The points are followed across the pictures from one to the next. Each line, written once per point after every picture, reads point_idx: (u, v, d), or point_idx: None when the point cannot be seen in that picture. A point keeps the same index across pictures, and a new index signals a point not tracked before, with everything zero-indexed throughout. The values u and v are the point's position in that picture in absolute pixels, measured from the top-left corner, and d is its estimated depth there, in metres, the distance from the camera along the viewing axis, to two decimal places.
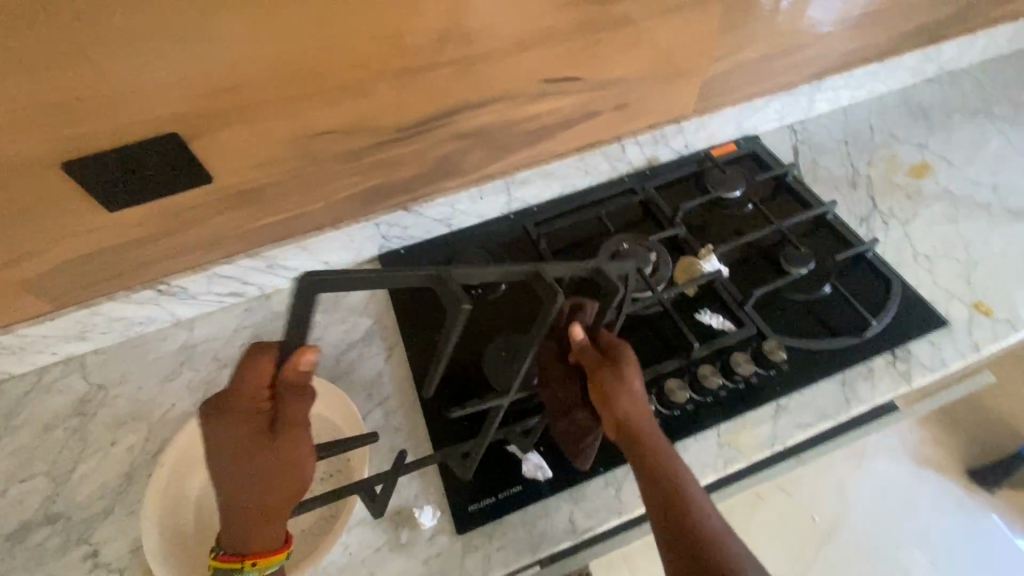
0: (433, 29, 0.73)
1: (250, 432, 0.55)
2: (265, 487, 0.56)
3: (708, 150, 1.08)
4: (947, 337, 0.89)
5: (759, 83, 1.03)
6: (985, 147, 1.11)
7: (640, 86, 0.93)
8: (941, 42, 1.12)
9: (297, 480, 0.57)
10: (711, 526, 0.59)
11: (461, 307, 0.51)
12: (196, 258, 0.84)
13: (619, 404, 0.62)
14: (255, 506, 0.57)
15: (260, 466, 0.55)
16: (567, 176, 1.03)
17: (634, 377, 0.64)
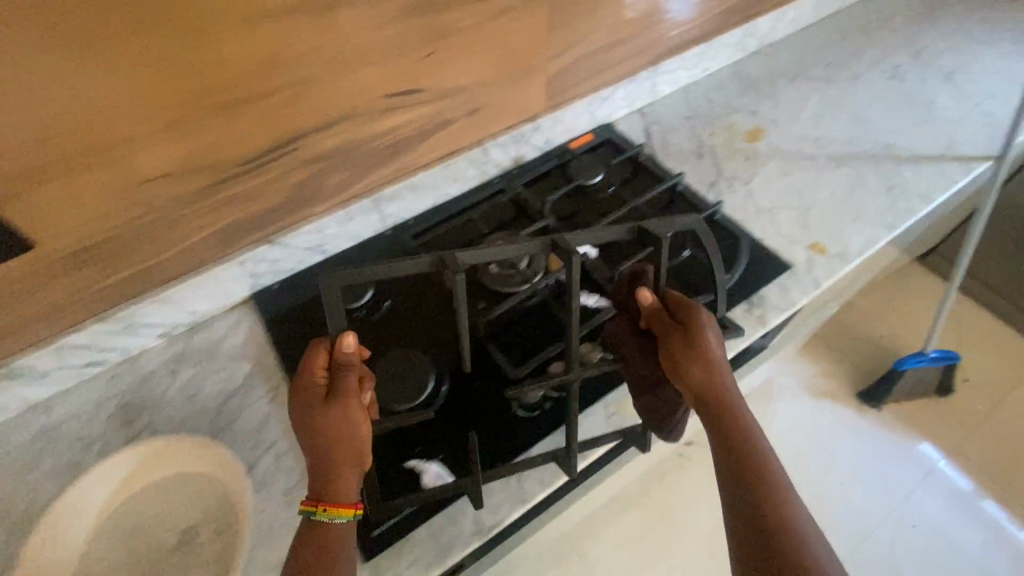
0: (248, 57, 0.70)
1: (316, 397, 0.68)
2: (333, 439, 0.66)
3: (568, 143, 1.15)
4: (789, 279, 0.94)
5: (600, 75, 1.11)
6: (805, 107, 1.22)
7: (485, 89, 0.96)
8: (753, 19, 1.28)
9: (351, 434, 0.66)
10: (779, 494, 0.67)
11: (456, 273, 0.66)
12: (34, 334, 0.78)
13: (696, 369, 0.73)
14: (324, 459, 0.66)
15: (326, 422, 0.66)
16: (437, 186, 1.03)
17: (714, 345, 0.75)
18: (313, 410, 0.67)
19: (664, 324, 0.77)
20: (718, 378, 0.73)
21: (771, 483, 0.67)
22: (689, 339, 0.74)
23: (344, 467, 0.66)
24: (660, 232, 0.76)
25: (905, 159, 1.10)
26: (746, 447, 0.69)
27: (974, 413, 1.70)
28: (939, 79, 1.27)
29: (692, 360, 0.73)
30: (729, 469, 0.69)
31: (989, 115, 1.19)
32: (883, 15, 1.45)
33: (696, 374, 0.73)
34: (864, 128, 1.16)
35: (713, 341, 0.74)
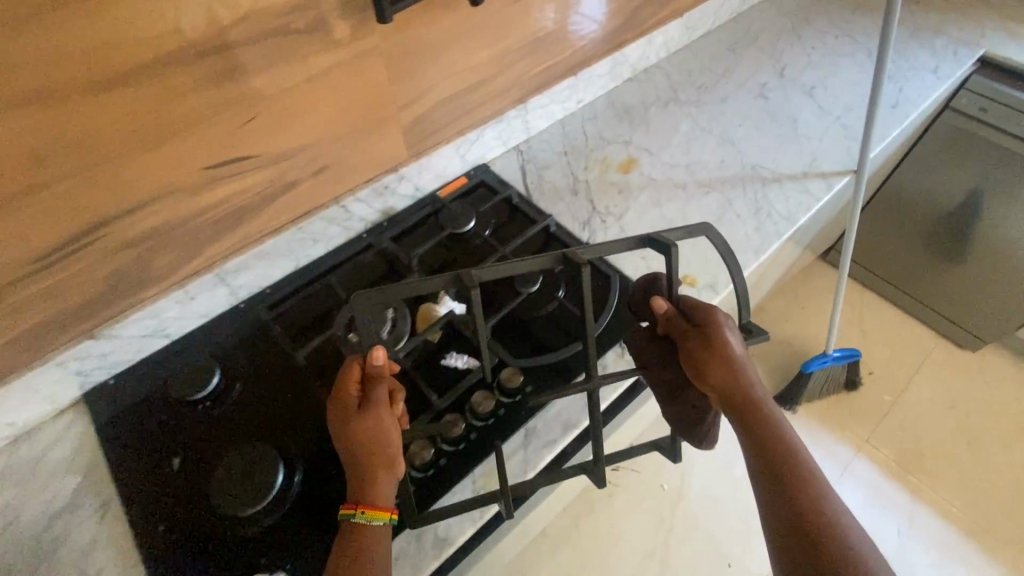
0: (15, 147, 0.62)
1: (352, 407, 0.68)
2: (368, 450, 0.66)
3: (439, 189, 1.11)
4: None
5: (465, 117, 1.08)
6: (676, 133, 1.23)
7: (332, 147, 0.90)
8: (622, 47, 1.27)
9: (383, 441, 0.67)
10: (816, 498, 0.65)
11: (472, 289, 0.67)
12: None
13: (723, 373, 0.72)
14: (361, 465, 0.66)
15: (359, 434, 0.66)
16: (294, 250, 0.96)
17: (736, 347, 0.73)
18: (350, 420, 0.68)
19: (684, 330, 0.76)
20: (743, 381, 0.72)
21: (809, 486, 0.66)
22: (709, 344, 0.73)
23: (380, 472, 0.66)
24: (668, 239, 0.73)
25: (771, 179, 1.12)
26: (779, 451, 0.68)
27: (881, 404, 1.77)
28: (802, 94, 1.30)
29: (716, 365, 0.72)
30: (764, 472, 0.68)
31: (848, 129, 1.23)
32: (750, 33, 1.49)
33: (721, 378, 0.72)
34: (732, 151, 1.18)
35: (735, 342, 0.73)
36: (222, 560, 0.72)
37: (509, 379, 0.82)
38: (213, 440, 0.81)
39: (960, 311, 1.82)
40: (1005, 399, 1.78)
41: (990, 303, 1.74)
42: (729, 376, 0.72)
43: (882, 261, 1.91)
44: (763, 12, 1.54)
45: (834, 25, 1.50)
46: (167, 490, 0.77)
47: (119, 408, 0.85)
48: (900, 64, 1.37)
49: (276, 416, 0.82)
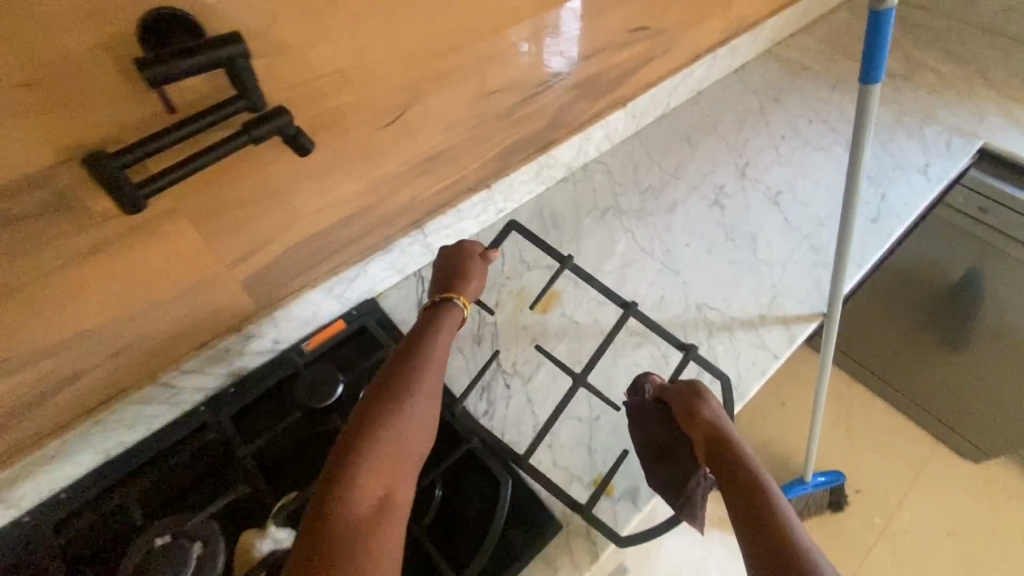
0: None
1: (455, 253, 0.82)
2: (471, 282, 0.79)
3: (307, 339, 0.89)
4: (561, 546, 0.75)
5: (339, 254, 0.87)
6: (611, 256, 1.02)
7: (135, 324, 0.70)
8: (550, 149, 1.06)
9: (472, 268, 0.80)
10: (793, 529, 0.57)
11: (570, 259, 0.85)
12: None
13: (703, 415, 0.72)
14: (450, 285, 0.78)
15: (472, 268, 0.80)
16: (97, 444, 0.75)
17: (715, 401, 0.74)
18: (450, 263, 0.81)
19: (669, 389, 0.78)
20: (720, 428, 0.71)
21: (786, 519, 0.58)
22: (688, 398, 0.75)
23: (467, 285, 0.78)
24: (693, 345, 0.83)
25: (719, 328, 0.91)
26: (753, 486, 0.62)
27: (870, 528, 1.55)
28: (765, 204, 1.09)
29: (695, 408, 0.73)
30: (737, 506, 0.62)
31: (818, 251, 1.01)
32: (711, 117, 1.27)
33: (701, 423, 0.73)
34: (675, 283, 0.97)
35: (713, 396, 0.74)
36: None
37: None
38: None
39: (962, 421, 1.58)
40: (1011, 521, 1.56)
41: (997, 428, 1.50)
42: (709, 420, 0.72)
43: (876, 357, 1.67)
44: (727, 89, 1.32)
45: (811, 107, 1.28)
46: None
47: None
48: (883, 163, 1.16)
49: None
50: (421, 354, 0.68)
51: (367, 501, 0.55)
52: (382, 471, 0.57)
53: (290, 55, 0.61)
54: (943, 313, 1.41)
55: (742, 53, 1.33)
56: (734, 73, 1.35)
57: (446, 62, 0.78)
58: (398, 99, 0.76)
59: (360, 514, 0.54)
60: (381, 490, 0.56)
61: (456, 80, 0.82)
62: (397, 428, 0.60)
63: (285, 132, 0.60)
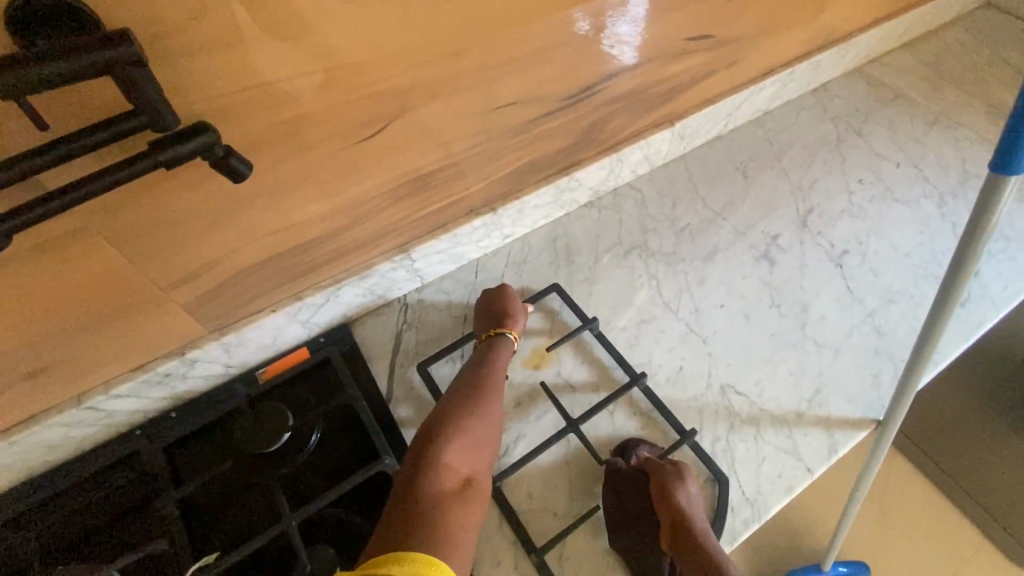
0: None
1: (495, 290, 0.82)
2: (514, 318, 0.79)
3: (264, 365, 0.79)
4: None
5: (307, 277, 0.76)
6: (628, 308, 0.86)
7: (52, 345, 0.61)
8: (573, 170, 0.90)
9: (517, 302, 0.81)
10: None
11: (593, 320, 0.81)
12: None
13: (680, 504, 0.66)
14: (500, 313, 0.79)
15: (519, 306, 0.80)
16: (13, 463, 0.67)
17: (692, 489, 0.67)
18: (491, 295, 0.82)
19: (650, 462, 0.70)
20: (694, 521, 0.65)
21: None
22: (665, 480, 0.67)
23: (516, 320, 0.79)
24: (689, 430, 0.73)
25: (744, 422, 0.76)
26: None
27: None
28: (824, 265, 0.91)
29: (671, 495, 0.66)
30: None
31: (882, 335, 0.83)
32: (776, 145, 1.07)
33: (676, 511, 0.66)
34: (699, 352, 0.82)
35: (694, 483, 0.67)
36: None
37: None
38: None
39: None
40: None
41: None
42: (683, 510, 0.65)
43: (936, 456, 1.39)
44: (801, 113, 1.11)
45: (901, 145, 1.06)
46: None
47: None
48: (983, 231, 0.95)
49: None
50: (491, 358, 0.74)
51: (452, 484, 0.62)
52: (462, 455, 0.64)
53: (236, 55, 0.49)
54: (1009, 417, 1.13)
55: (826, 71, 1.11)
56: (812, 93, 1.14)
57: (446, 69, 0.64)
58: (381, 109, 0.63)
59: (447, 494, 0.61)
60: (465, 470, 0.64)
61: (460, 89, 0.68)
62: (473, 423, 0.67)
63: (212, 152, 0.49)
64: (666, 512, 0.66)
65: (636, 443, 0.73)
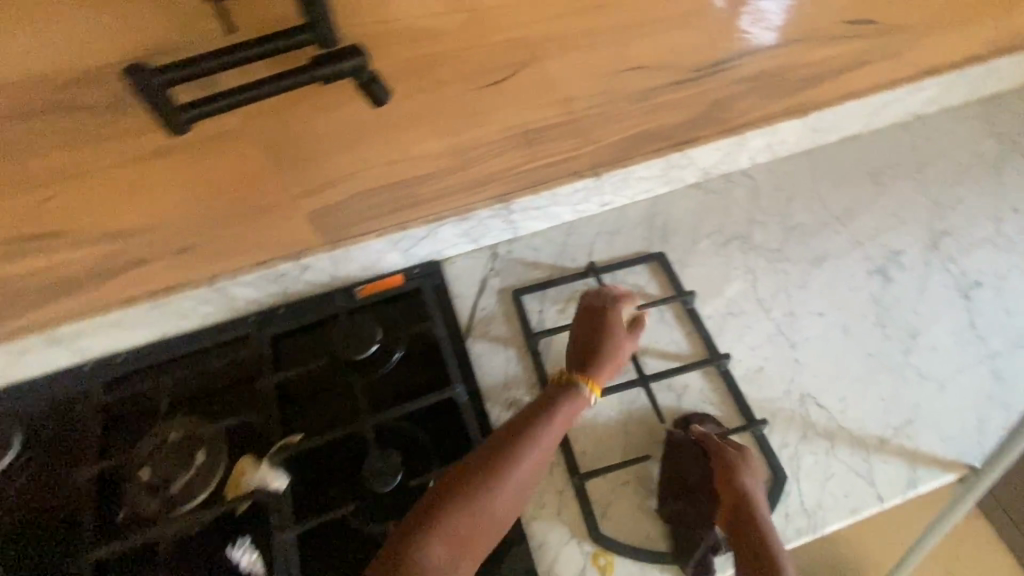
0: None
1: (595, 314, 0.74)
2: (603, 361, 0.70)
3: (362, 284, 0.85)
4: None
5: (412, 209, 0.80)
6: (718, 298, 0.84)
7: (197, 228, 0.70)
8: (688, 147, 0.87)
9: (614, 341, 0.72)
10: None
11: (690, 293, 0.81)
12: None
13: (745, 489, 0.64)
14: (590, 348, 0.71)
15: (612, 348, 0.71)
16: (152, 323, 0.79)
17: (756, 476, 0.65)
18: (589, 322, 0.74)
19: (713, 440, 0.68)
20: (757, 509, 0.63)
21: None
22: (732, 461, 0.65)
23: (603, 370, 0.70)
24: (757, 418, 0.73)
25: (819, 435, 0.73)
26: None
27: None
28: (947, 293, 0.83)
29: (737, 479, 0.64)
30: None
31: (999, 380, 0.75)
32: (920, 154, 0.97)
33: (739, 495, 0.64)
34: (784, 355, 0.78)
35: (758, 466, 0.66)
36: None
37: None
38: None
39: None
40: None
41: None
42: (747, 495, 0.63)
43: None
44: (959, 122, 0.99)
45: None
46: None
47: None
48: None
49: (41, 526, 0.71)
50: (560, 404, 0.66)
51: (450, 549, 0.55)
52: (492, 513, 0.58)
53: None
54: None
55: (1001, 79, 0.98)
56: (977, 103, 1.01)
57: (579, 23, 0.65)
58: (511, 56, 0.65)
59: (440, 560, 0.55)
60: (487, 528, 0.58)
61: (589, 46, 0.68)
62: (499, 485, 0.59)
63: (361, 75, 0.53)
64: (727, 493, 0.64)
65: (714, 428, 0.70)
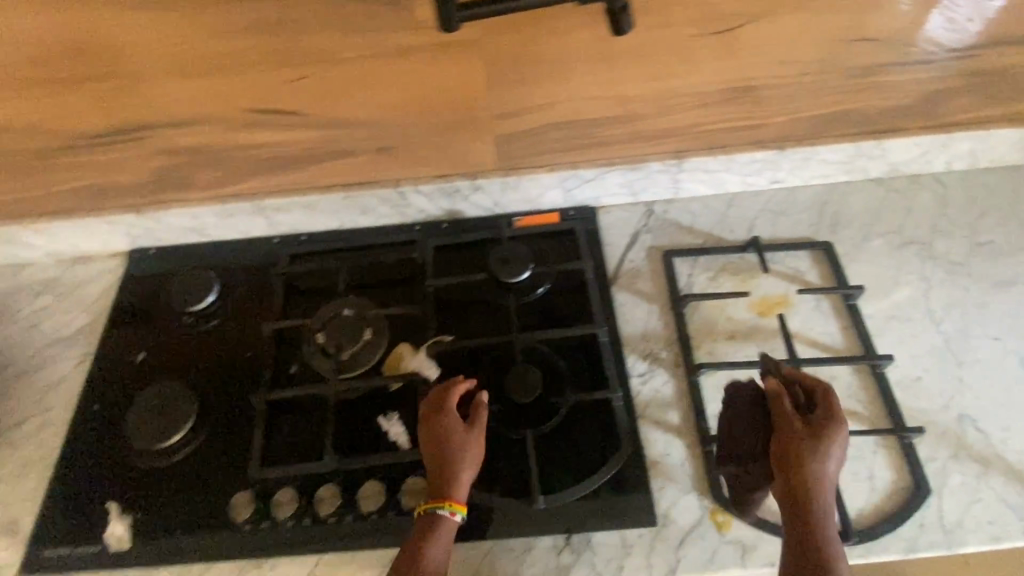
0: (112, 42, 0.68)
1: (434, 423, 0.68)
2: (455, 466, 0.65)
3: (522, 216, 0.89)
4: (610, 545, 0.67)
5: (587, 149, 0.81)
6: (882, 299, 0.80)
7: (402, 129, 0.76)
8: (886, 137, 0.82)
9: (468, 451, 0.66)
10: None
11: (857, 287, 0.78)
12: None
13: (817, 470, 0.60)
14: (439, 464, 0.65)
15: (457, 449, 0.66)
16: (336, 213, 0.87)
17: (834, 459, 0.61)
18: (434, 432, 0.67)
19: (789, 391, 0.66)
20: (811, 473, 0.60)
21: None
22: (814, 438, 0.61)
23: (460, 479, 0.64)
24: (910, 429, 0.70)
25: (973, 457, 0.69)
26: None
27: None
28: None
29: (812, 458, 0.60)
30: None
31: None
32: None
33: (791, 447, 0.61)
34: (947, 371, 0.74)
35: (832, 423, 0.62)
36: (101, 481, 0.74)
37: (363, 493, 0.69)
38: (172, 360, 0.83)
39: None
40: None
41: None
42: (814, 479, 0.59)
43: None
44: None
45: None
46: (117, 376, 0.82)
47: (142, 274, 0.91)
48: None
49: (225, 363, 0.81)
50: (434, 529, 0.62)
51: None
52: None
53: None
54: None
55: None
56: None
57: None
58: None
59: None
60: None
61: None
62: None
63: None
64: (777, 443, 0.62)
65: (822, 392, 0.64)
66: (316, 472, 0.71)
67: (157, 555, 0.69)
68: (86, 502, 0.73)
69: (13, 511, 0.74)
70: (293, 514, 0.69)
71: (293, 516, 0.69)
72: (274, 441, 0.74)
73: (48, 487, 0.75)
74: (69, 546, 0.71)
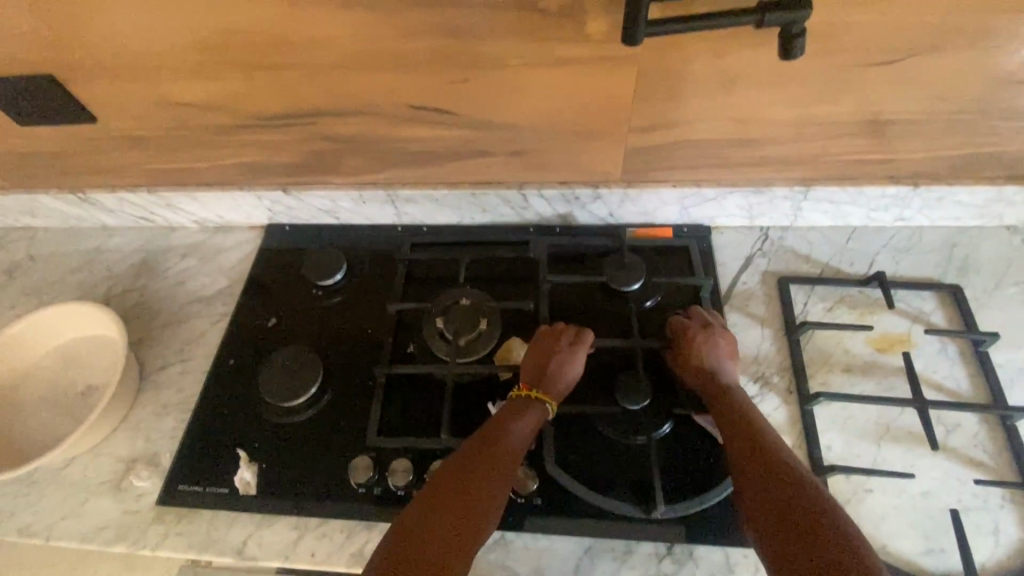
0: (281, 38, 0.71)
1: (563, 339, 0.76)
2: (561, 377, 0.73)
3: (636, 227, 0.91)
4: (713, 560, 0.67)
5: (712, 169, 0.84)
6: (1015, 349, 0.77)
7: (541, 135, 0.81)
8: None
9: (570, 372, 0.74)
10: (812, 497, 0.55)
11: (994, 334, 0.75)
12: (111, 180, 0.96)
13: (702, 362, 0.72)
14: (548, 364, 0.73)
15: (569, 368, 0.74)
16: (461, 208, 0.92)
17: (727, 356, 0.73)
18: (560, 344, 0.75)
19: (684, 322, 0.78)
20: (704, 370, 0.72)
21: (799, 480, 0.57)
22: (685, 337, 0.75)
23: (557, 392, 0.73)
24: None
25: None
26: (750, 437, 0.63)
27: None
28: None
29: (689, 355, 0.73)
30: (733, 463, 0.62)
31: None
32: None
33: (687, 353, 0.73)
34: None
35: (724, 333, 0.75)
36: (231, 429, 0.82)
37: None
38: (300, 328, 0.90)
39: None
40: None
41: None
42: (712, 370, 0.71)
43: None
44: None
45: None
46: (251, 336, 0.90)
47: (276, 246, 0.98)
48: None
49: (350, 336, 0.88)
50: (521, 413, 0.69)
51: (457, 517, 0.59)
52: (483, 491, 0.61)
53: None
54: None
55: None
56: None
57: (986, 22, 0.63)
58: (895, 43, 0.66)
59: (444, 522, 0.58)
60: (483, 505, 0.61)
61: (983, 48, 0.66)
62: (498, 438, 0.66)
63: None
64: (682, 358, 0.74)
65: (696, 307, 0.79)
66: (429, 447, 0.75)
67: (279, 504, 0.75)
68: (218, 447, 0.80)
69: (155, 445, 0.82)
70: (405, 484, 0.73)
71: (405, 486, 0.73)
72: (392, 414, 0.79)
73: (186, 429, 0.82)
74: (201, 483, 0.77)
